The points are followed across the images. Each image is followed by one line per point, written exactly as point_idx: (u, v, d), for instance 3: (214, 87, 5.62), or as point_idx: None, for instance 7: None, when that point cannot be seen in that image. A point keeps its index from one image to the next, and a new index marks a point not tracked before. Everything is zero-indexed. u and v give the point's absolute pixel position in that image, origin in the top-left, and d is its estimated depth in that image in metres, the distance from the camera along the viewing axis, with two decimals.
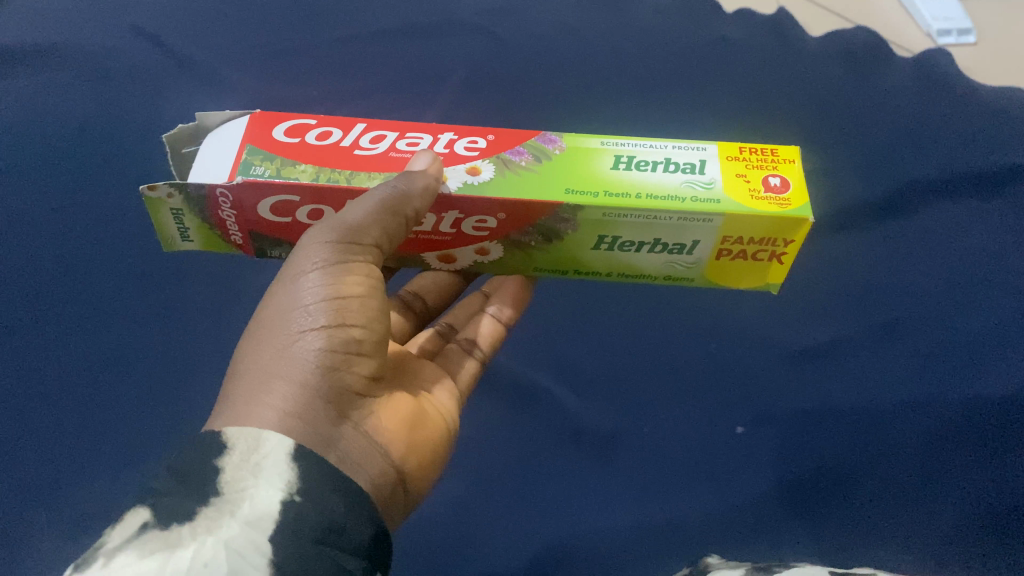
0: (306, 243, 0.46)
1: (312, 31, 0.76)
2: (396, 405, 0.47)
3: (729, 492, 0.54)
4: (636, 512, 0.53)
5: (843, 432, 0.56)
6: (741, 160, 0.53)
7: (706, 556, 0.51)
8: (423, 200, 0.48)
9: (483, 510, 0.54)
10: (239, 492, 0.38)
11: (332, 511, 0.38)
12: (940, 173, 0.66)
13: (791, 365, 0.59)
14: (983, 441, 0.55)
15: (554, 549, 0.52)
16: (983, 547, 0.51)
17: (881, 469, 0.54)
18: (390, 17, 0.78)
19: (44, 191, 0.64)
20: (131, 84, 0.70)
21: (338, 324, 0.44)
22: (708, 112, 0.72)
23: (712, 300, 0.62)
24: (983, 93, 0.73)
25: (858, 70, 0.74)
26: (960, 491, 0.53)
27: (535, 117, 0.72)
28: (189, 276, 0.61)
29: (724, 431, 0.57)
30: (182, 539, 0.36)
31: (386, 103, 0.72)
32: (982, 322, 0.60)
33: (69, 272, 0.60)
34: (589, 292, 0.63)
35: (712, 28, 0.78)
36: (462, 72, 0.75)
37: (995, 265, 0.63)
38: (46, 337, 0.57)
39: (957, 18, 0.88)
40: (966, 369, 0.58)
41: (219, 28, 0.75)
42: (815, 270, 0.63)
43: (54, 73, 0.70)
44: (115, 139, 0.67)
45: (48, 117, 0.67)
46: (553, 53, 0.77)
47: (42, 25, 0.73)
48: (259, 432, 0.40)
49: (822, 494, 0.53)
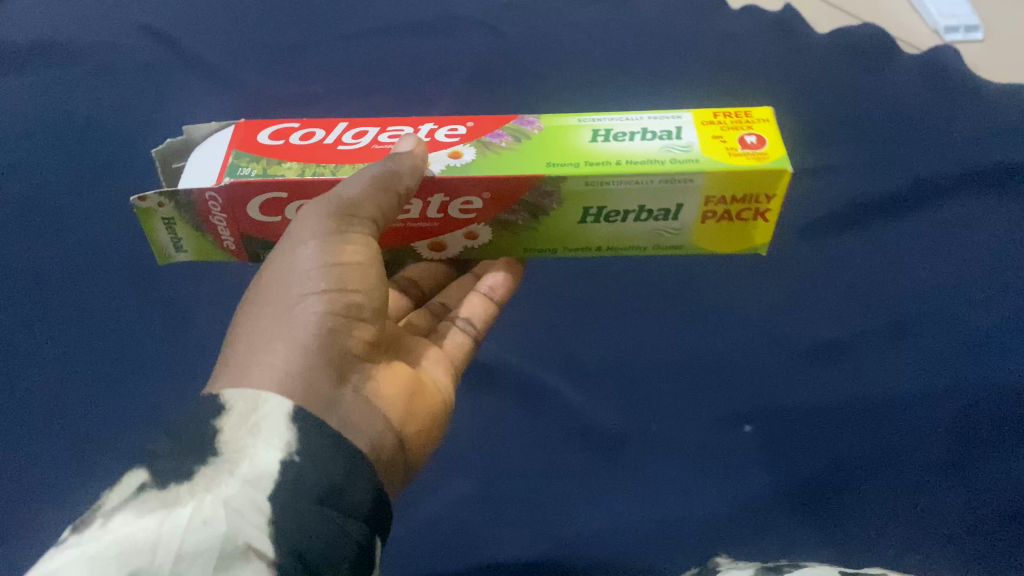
0: (306, 214, 0.47)
1: (315, 49, 0.77)
2: (397, 374, 0.48)
3: (735, 493, 0.53)
4: (641, 510, 0.53)
5: (849, 430, 0.55)
6: (714, 127, 0.55)
7: (714, 556, 0.51)
8: (414, 177, 0.49)
9: (487, 505, 0.54)
10: (238, 451, 0.39)
11: (330, 472, 0.39)
12: (944, 169, 0.66)
13: (798, 362, 0.59)
14: (988, 436, 0.55)
15: (559, 548, 0.52)
16: (989, 545, 0.51)
17: (890, 465, 0.54)
18: (393, 31, 0.79)
19: (60, 217, 0.66)
20: (141, 113, 0.73)
21: (338, 290, 0.45)
22: (711, 110, 0.72)
23: (718, 300, 0.62)
24: (991, 88, 0.73)
25: (862, 69, 0.74)
26: (968, 490, 0.53)
27: (538, 114, 0.72)
28: (195, 288, 0.63)
29: (729, 428, 0.56)
30: (180, 498, 0.37)
31: (388, 111, 0.73)
32: (989, 319, 0.60)
33: (81, 293, 0.62)
34: (593, 293, 0.63)
35: (715, 28, 0.78)
36: (462, 78, 0.75)
37: (1000, 261, 0.63)
38: (59, 355, 0.59)
39: (965, 16, 0.89)
40: (972, 365, 0.57)
41: (225, 50, 0.77)
42: (819, 268, 0.64)
43: (68, 106, 0.73)
44: (127, 166, 0.69)
45: (63, 148, 0.70)
46: (556, 55, 0.77)
47: (58, 58, 0.75)
48: (258, 393, 0.41)
49: (829, 492, 0.53)
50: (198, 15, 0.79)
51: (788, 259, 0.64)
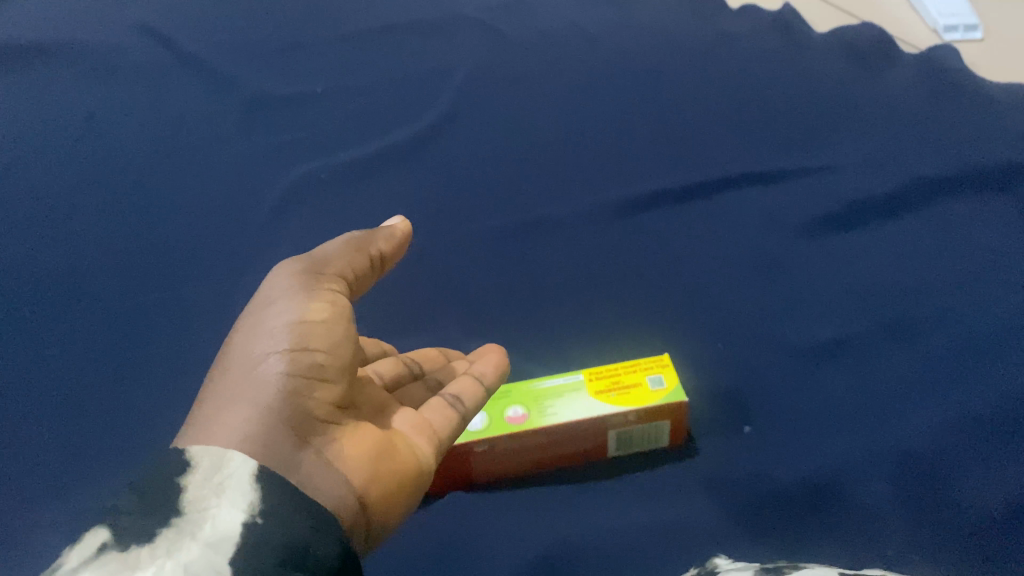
0: (275, 272, 0.46)
1: (323, 86, 0.83)
2: (370, 433, 0.45)
3: (733, 494, 0.51)
4: (635, 518, 0.51)
5: (850, 429, 0.54)
6: (596, 380, 0.55)
7: (713, 558, 0.48)
8: (388, 241, 0.49)
9: (476, 518, 0.52)
10: (202, 511, 0.37)
11: (297, 531, 0.37)
12: (934, 182, 0.66)
13: (796, 364, 0.58)
14: (999, 430, 0.52)
15: (553, 550, 0.49)
16: (1010, 538, 0.48)
17: (897, 461, 0.51)
18: (395, 67, 0.85)
19: (67, 254, 0.69)
20: (154, 161, 0.77)
21: (302, 349, 0.43)
22: (698, 151, 0.74)
23: (712, 313, 0.62)
24: (982, 102, 0.73)
25: (847, 98, 0.76)
26: (978, 492, 0.49)
27: (531, 154, 0.76)
28: (195, 316, 0.64)
29: (727, 436, 0.55)
30: (141, 561, 0.35)
31: (385, 157, 0.76)
32: (991, 318, 0.58)
33: (82, 320, 0.64)
34: (587, 315, 0.63)
35: (700, 70, 0.81)
36: (458, 119, 0.79)
37: (1002, 260, 0.61)
38: (56, 375, 0.60)
39: (965, 15, 0.87)
40: (977, 362, 0.56)
41: (240, 89, 0.83)
42: (814, 277, 0.63)
43: (85, 156, 0.77)
44: (136, 209, 0.72)
45: (77, 193, 0.74)
46: (547, 90, 0.82)
47: (85, 105, 0.82)
48: (220, 452, 0.39)
49: (830, 495, 0.51)
50: (213, 63, 0.85)
51: (782, 272, 0.64)
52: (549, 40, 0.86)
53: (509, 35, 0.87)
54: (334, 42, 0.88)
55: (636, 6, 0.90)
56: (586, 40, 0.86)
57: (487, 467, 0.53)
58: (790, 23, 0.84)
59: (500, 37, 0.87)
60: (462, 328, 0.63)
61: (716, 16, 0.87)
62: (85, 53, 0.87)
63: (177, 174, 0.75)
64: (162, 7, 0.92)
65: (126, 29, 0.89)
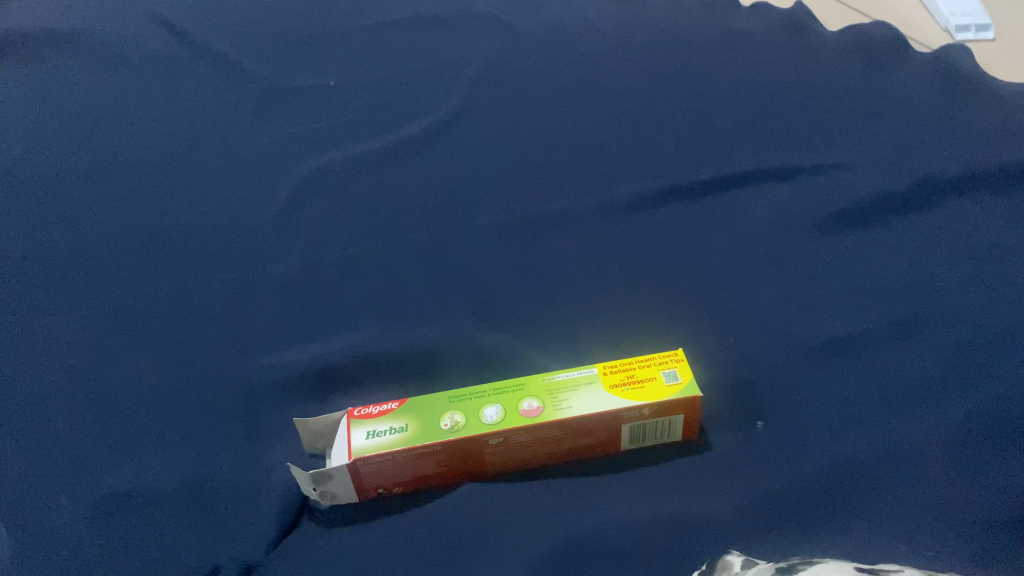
0: None
1: (342, 82, 0.85)
2: None
3: (746, 490, 0.52)
4: (649, 509, 0.52)
5: (861, 426, 0.55)
6: (609, 374, 0.56)
7: (726, 552, 0.49)
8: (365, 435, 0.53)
9: (492, 508, 0.53)
10: None
11: None
12: (944, 184, 0.67)
13: (808, 362, 0.59)
14: (1006, 430, 0.53)
15: (571, 542, 0.50)
16: (1015, 536, 0.48)
17: (905, 460, 0.52)
18: (412, 63, 0.86)
19: (92, 245, 0.70)
20: (176, 154, 0.78)
21: None
22: (711, 149, 0.75)
23: (725, 309, 0.63)
24: (992, 103, 0.74)
25: (858, 98, 0.77)
26: (985, 491, 0.50)
27: (546, 151, 0.77)
28: (215, 307, 0.65)
29: (739, 427, 0.56)
30: None
31: (402, 151, 0.77)
32: (999, 316, 0.59)
33: (106, 309, 0.65)
34: (603, 309, 0.64)
35: (712, 70, 0.82)
36: (475, 114, 0.81)
37: (1010, 262, 0.62)
38: (79, 362, 0.61)
39: (977, 15, 0.88)
40: (984, 362, 0.57)
41: (260, 85, 0.84)
42: (824, 274, 0.64)
43: (107, 149, 0.79)
44: (157, 201, 0.74)
45: (100, 184, 0.75)
46: (563, 87, 0.83)
47: (109, 100, 0.83)
48: None
49: (838, 489, 0.52)
50: (234, 59, 0.87)
51: (793, 269, 0.65)
52: (564, 38, 0.88)
53: (525, 33, 0.88)
54: (353, 39, 0.89)
55: (648, 6, 0.91)
56: (600, 38, 0.88)
57: (501, 460, 0.54)
58: (801, 23, 0.85)
59: (516, 34, 0.88)
60: (478, 317, 0.64)
61: (729, 16, 0.88)
62: (109, 49, 0.89)
63: (199, 167, 0.77)
64: (185, 5, 0.94)
65: (149, 27, 0.91)
